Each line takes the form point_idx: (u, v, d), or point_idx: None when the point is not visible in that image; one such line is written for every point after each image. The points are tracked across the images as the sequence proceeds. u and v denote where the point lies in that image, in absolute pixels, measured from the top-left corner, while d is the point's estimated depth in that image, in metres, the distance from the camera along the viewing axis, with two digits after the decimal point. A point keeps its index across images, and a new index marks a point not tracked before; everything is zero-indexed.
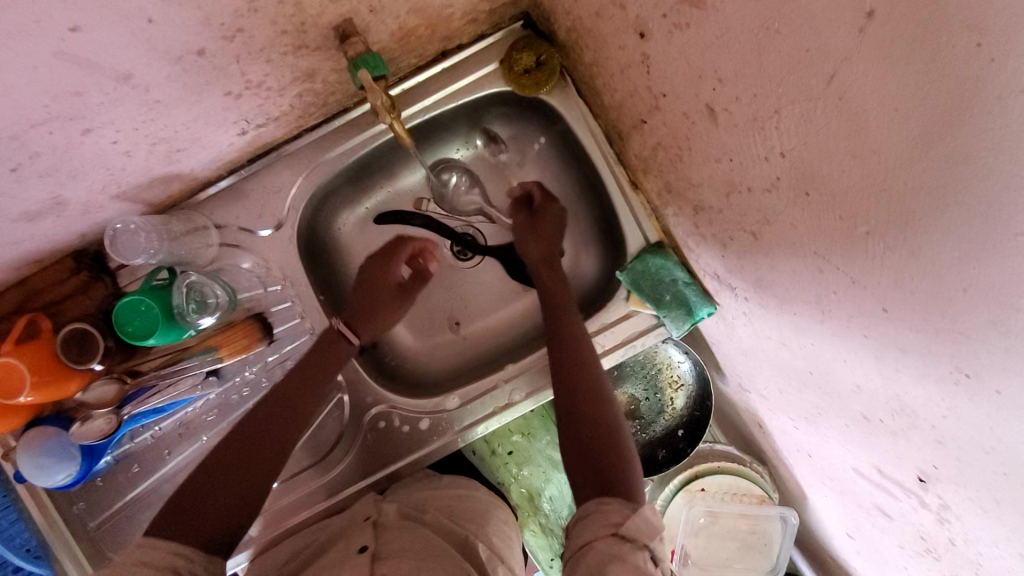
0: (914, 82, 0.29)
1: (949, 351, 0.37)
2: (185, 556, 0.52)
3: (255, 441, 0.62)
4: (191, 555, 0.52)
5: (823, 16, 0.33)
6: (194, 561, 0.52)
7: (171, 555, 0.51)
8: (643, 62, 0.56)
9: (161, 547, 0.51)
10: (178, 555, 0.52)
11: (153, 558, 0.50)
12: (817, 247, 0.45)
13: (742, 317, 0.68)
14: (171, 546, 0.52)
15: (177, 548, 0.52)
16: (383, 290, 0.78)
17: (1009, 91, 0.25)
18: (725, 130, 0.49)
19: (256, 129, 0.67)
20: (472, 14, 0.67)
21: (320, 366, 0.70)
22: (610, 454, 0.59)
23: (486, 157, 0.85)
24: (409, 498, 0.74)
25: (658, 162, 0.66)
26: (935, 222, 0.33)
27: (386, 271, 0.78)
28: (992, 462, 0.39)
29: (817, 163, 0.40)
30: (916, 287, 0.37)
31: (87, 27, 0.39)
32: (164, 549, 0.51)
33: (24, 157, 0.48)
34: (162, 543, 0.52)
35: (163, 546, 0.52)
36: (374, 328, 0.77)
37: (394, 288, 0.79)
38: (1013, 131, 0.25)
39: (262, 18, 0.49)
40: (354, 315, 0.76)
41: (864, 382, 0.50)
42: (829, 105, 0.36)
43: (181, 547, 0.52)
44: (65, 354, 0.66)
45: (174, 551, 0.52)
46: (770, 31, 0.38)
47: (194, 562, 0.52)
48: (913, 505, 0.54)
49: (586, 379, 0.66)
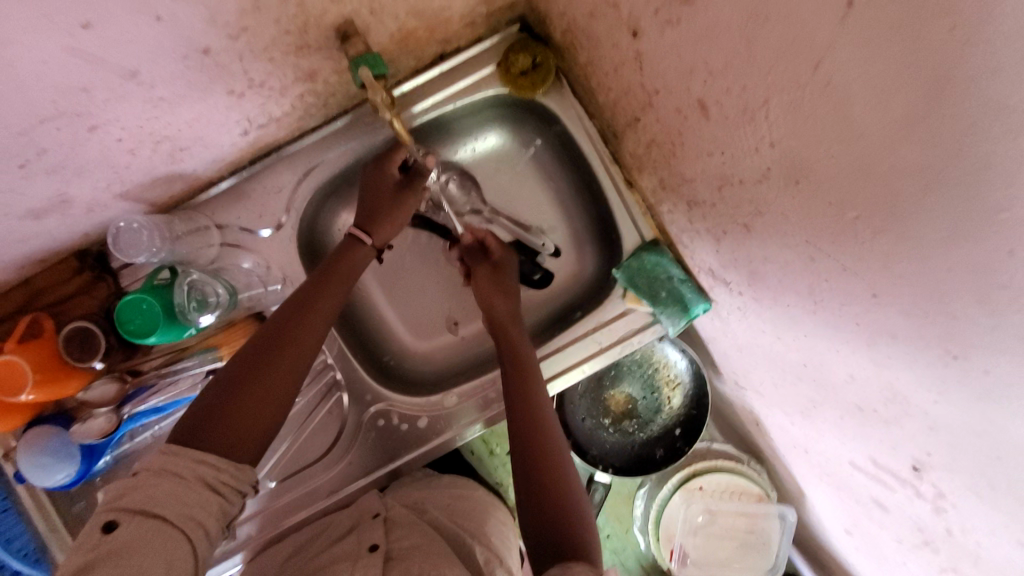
0: (896, 66, 0.30)
1: (938, 334, 0.38)
2: (212, 468, 0.52)
3: (270, 363, 0.59)
4: (217, 465, 0.52)
5: (808, 7, 0.34)
6: (220, 469, 0.52)
7: (198, 466, 0.51)
8: (637, 60, 0.58)
9: (184, 456, 0.51)
10: (202, 465, 0.51)
11: (175, 468, 0.50)
12: (807, 236, 0.46)
13: (737, 312, 0.69)
14: (195, 456, 0.51)
15: (199, 457, 0.51)
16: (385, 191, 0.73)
17: (984, 70, 0.26)
18: (717, 123, 0.50)
19: (258, 129, 0.68)
20: (470, 16, 0.69)
21: (332, 285, 0.67)
22: (564, 519, 0.57)
23: (482, 158, 0.87)
24: (406, 496, 0.77)
25: (653, 159, 0.67)
26: (919, 203, 0.34)
27: (382, 172, 0.72)
28: (984, 446, 0.39)
29: (806, 151, 0.41)
30: (905, 270, 0.38)
31: (97, 23, 0.41)
32: (186, 457, 0.51)
33: (32, 153, 0.49)
34: (183, 450, 0.51)
35: (186, 455, 0.51)
36: (387, 231, 0.73)
37: (393, 185, 0.73)
38: (989, 108, 0.27)
39: (266, 18, 0.50)
40: (360, 218, 0.71)
41: (857, 372, 0.50)
42: (816, 93, 0.37)
43: (203, 458, 0.52)
44: (67, 351, 0.67)
45: (198, 461, 0.51)
46: (758, 23, 0.39)
47: (221, 472, 0.52)
48: (909, 495, 0.54)
49: (541, 438, 0.64)
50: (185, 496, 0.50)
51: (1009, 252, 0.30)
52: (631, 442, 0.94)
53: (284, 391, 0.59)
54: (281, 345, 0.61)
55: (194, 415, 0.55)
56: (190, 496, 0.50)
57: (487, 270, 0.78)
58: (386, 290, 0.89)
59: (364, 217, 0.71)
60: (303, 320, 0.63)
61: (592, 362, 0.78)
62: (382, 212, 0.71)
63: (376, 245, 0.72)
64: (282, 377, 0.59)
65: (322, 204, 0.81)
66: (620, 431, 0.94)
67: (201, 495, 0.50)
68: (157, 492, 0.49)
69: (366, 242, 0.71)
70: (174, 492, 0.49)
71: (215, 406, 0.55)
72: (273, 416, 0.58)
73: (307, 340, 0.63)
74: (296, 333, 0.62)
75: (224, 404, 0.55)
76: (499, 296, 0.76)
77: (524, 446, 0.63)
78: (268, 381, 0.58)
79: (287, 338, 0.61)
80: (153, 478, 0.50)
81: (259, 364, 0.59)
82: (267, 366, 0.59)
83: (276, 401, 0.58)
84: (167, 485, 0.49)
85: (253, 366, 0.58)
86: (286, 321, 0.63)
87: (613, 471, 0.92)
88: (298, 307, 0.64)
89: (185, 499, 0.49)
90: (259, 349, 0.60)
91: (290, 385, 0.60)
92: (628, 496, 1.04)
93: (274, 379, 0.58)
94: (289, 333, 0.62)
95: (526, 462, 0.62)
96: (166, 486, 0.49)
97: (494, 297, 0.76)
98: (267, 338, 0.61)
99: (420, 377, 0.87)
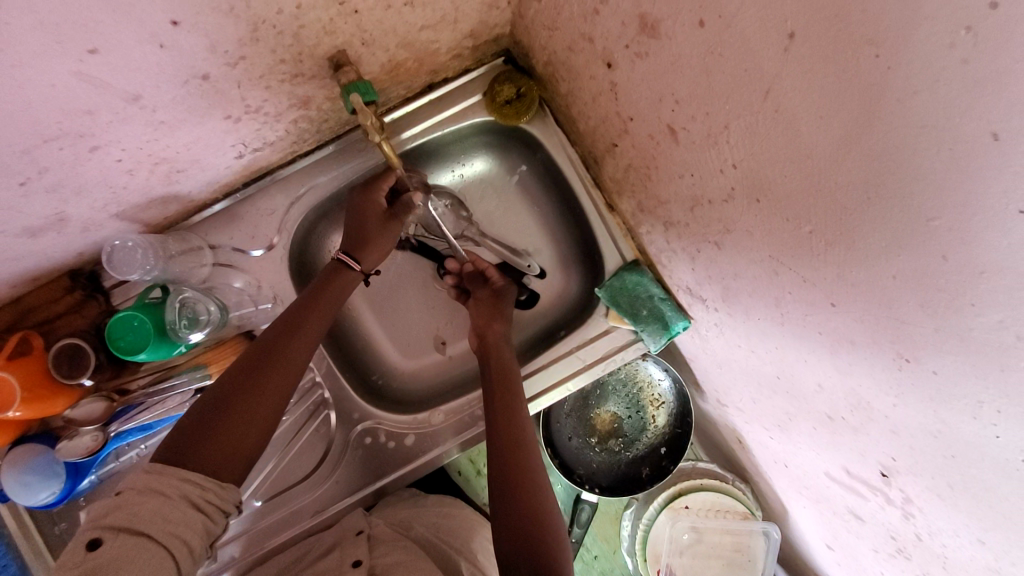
0: (832, 91, 0.34)
1: (890, 339, 0.40)
2: (197, 486, 0.52)
3: (259, 384, 0.60)
4: (201, 484, 0.52)
5: (756, 40, 0.38)
6: (205, 488, 0.53)
7: (182, 484, 0.51)
8: (612, 89, 0.62)
9: (169, 475, 0.51)
10: (187, 483, 0.52)
11: (160, 487, 0.50)
12: (771, 251, 0.49)
13: (715, 328, 0.71)
14: (180, 474, 0.52)
15: (184, 476, 0.52)
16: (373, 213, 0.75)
17: (906, 93, 0.30)
18: (685, 147, 0.54)
19: (252, 153, 0.71)
20: (457, 50, 0.73)
21: (321, 305, 0.69)
22: (545, 536, 0.58)
23: (471, 184, 0.90)
24: (393, 515, 0.79)
25: (630, 182, 0.71)
26: (863, 215, 0.37)
27: (371, 199, 0.75)
28: (941, 446, 0.42)
29: (763, 170, 0.44)
30: (856, 279, 0.40)
31: (104, 50, 0.44)
32: (172, 476, 0.51)
33: (34, 172, 0.51)
34: (168, 470, 0.52)
35: (171, 473, 0.51)
36: (374, 257, 0.75)
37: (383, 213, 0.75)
38: (913, 126, 0.30)
39: (263, 47, 0.54)
40: (349, 243, 0.74)
41: (824, 382, 0.53)
42: (767, 117, 0.41)
43: (187, 476, 0.52)
44: (56, 369, 0.68)
45: (182, 479, 0.52)
46: (714, 56, 0.43)
47: (206, 491, 0.52)
48: (880, 503, 0.55)
49: (521, 458, 0.64)
50: (170, 513, 0.49)
51: (943, 257, 0.33)
52: (617, 462, 0.94)
53: (270, 411, 0.60)
54: (270, 365, 0.62)
55: (182, 432, 0.56)
56: (176, 515, 0.49)
57: (488, 295, 0.82)
58: (374, 311, 0.91)
59: (353, 242, 0.74)
60: (290, 342, 0.65)
61: (576, 379, 0.80)
62: (371, 237, 0.74)
63: (365, 270, 0.75)
64: (270, 398, 0.60)
65: (313, 227, 0.84)
66: (607, 450, 0.94)
67: (186, 514, 0.50)
68: (142, 510, 0.48)
69: (356, 268, 0.73)
70: (159, 510, 0.49)
71: (202, 423, 0.56)
72: (259, 434, 0.59)
73: (296, 363, 0.64)
74: (285, 353, 0.64)
75: (212, 423, 0.56)
76: (496, 320, 0.80)
77: (499, 464, 0.64)
78: (255, 402, 0.59)
79: (275, 359, 0.63)
80: (137, 496, 0.49)
81: (248, 385, 0.60)
82: (256, 386, 0.60)
83: (262, 423, 0.59)
84: (152, 504, 0.49)
85: (242, 386, 0.60)
86: (276, 341, 0.65)
87: (599, 490, 0.93)
88: (287, 328, 0.66)
89: (171, 518, 0.49)
90: (247, 368, 0.61)
91: (278, 406, 0.61)
92: (614, 516, 1.04)
93: (263, 400, 0.60)
94: (277, 353, 0.63)
95: (501, 479, 0.63)
96: (151, 504, 0.49)
97: (491, 323, 0.79)
98: (254, 359, 0.62)
99: (408, 397, 0.88)
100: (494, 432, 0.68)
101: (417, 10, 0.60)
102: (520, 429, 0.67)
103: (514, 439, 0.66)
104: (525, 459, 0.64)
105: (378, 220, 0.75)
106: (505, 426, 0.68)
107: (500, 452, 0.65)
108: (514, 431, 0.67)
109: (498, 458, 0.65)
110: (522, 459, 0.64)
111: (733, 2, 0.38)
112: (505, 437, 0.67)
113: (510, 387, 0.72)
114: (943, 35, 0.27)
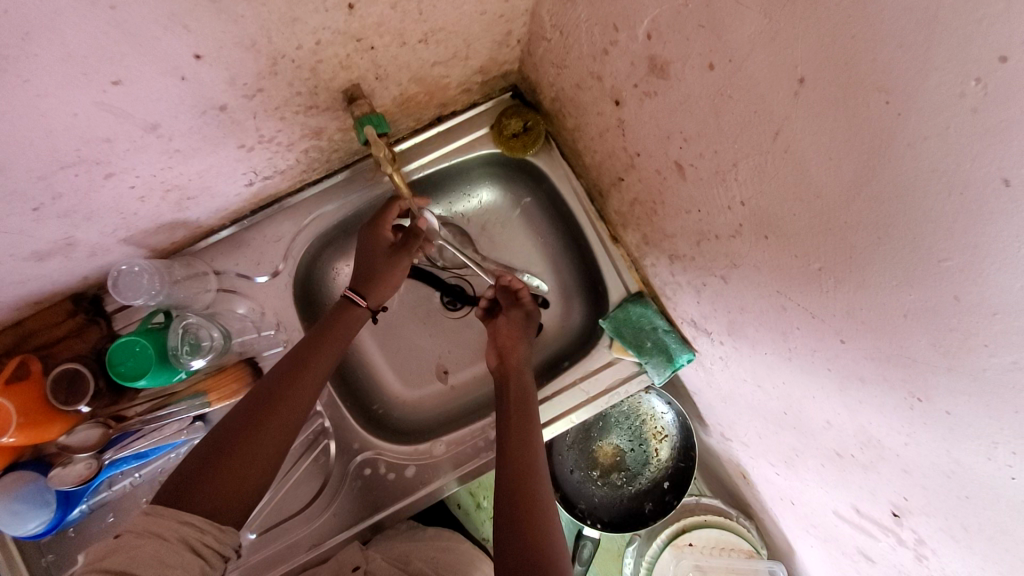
0: (843, 135, 0.35)
1: (901, 378, 0.40)
2: (196, 528, 0.50)
3: (263, 420, 0.60)
4: (201, 527, 0.51)
5: (765, 84, 0.39)
6: (204, 531, 0.51)
7: (181, 526, 0.50)
8: (619, 125, 0.63)
9: (168, 517, 0.50)
10: (186, 526, 0.50)
11: (159, 529, 0.49)
12: (779, 287, 0.50)
13: (719, 361, 0.71)
14: (179, 517, 0.50)
15: (184, 518, 0.50)
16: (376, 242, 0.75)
17: (916, 138, 0.30)
18: (693, 183, 0.55)
19: (262, 181, 0.72)
20: (466, 84, 0.75)
21: (332, 338, 0.69)
22: None
23: (475, 216, 0.91)
24: (391, 549, 0.76)
25: (636, 216, 0.72)
26: (873, 254, 0.37)
27: (377, 236, 0.74)
28: (955, 486, 0.42)
29: (772, 209, 0.45)
30: (866, 316, 0.41)
31: (127, 81, 0.44)
32: (171, 518, 0.50)
33: (48, 198, 0.51)
34: (168, 512, 0.50)
35: (170, 516, 0.50)
36: (382, 292, 0.75)
37: (388, 249, 0.75)
38: (924, 170, 0.31)
39: (280, 80, 0.55)
40: (356, 279, 0.74)
41: (833, 418, 0.52)
42: (777, 157, 0.42)
43: (187, 518, 0.50)
44: (54, 396, 0.66)
45: (182, 522, 0.50)
46: (723, 97, 0.44)
47: (205, 534, 0.51)
48: (891, 543, 0.54)
49: (526, 494, 0.63)
50: (167, 557, 0.47)
51: (955, 298, 0.33)
52: (620, 496, 0.93)
53: (273, 446, 0.59)
54: (275, 398, 0.62)
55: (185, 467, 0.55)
56: (174, 558, 0.48)
57: (519, 315, 0.82)
58: (377, 339, 0.90)
59: (359, 273, 0.74)
60: (295, 376, 0.64)
61: (580, 411, 0.79)
62: (378, 274, 0.74)
63: (370, 306, 0.75)
64: (273, 433, 0.60)
65: (318, 254, 0.84)
66: (609, 484, 0.93)
67: (184, 557, 0.48)
68: (140, 555, 0.47)
69: (361, 304, 0.73)
70: (157, 555, 0.47)
71: (205, 462, 0.55)
72: (262, 469, 0.58)
73: (302, 398, 0.64)
74: (291, 387, 0.63)
75: (214, 460, 0.56)
76: (522, 343, 0.79)
77: (506, 499, 0.62)
78: (258, 436, 0.58)
79: (280, 395, 0.62)
80: (136, 539, 0.48)
81: (251, 420, 0.59)
82: (260, 421, 0.60)
83: (265, 456, 0.58)
84: (150, 547, 0.47)
85: (245, 421, 0.59)
86: (284, 376, 0.64)
87: (601, 526, 0.91)
88: (293, 363, 0.66)
89: (169, 562, 0.47)
90: (252, 404, 0.61)
91: (281, 440, 0.60)
92: (616, 552, 1.02)
93: (265, 435, 0.59)
94: (283, 390, 0.63)
95: (506, 519, 0.61)
96: (150, 547, 0.47)
97: (516, 345, 0.79)
98: (258, 395, 0.62)
99: (409, 427, 0.87)
100: (504, 465, 0.66)
101: (431, 47, 0.62)
102: (530, 462, 0.66)
103: (523, 472, 0.64)
104: (531, 494, 0.62)
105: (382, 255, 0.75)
106: (513, 459, 0.66)
107: (507, 485, 0.64)
108: (522, 462, 0.66)
109: (506, 490, 0.63)
110: (529, 494, 0.62)
111: (743, 46, 0.39)
112: (514, 469, 0.65)
113: (524, 420, 0.71)
114: (953, 84, 0.28)
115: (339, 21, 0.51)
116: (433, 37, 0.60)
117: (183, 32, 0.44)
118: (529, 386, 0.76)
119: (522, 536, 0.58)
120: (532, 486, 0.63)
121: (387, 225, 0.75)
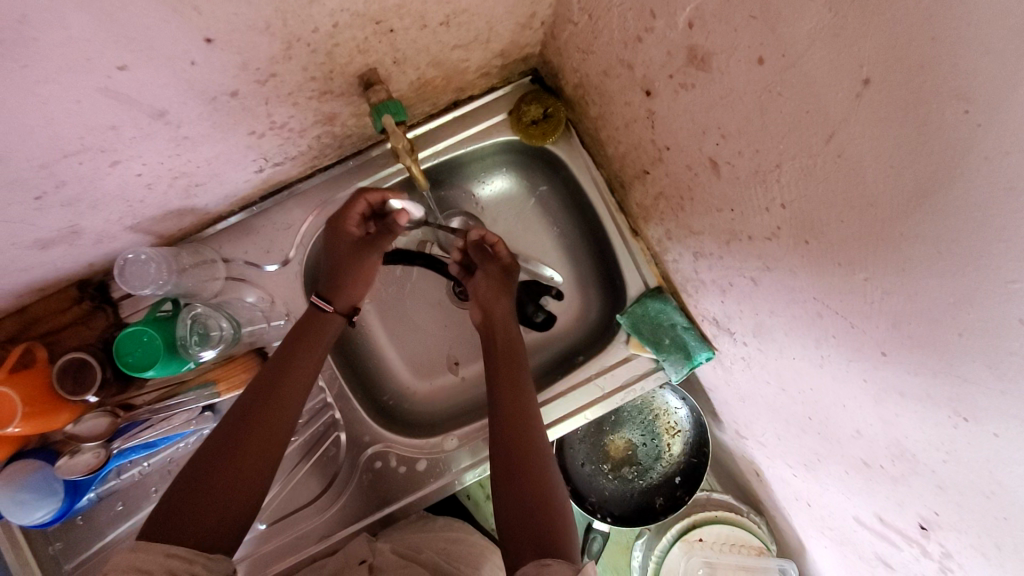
0: (907, 143, 0.32)
1: (948, 397, 0.38)
2: (183, 560, 0.49)
3: (252, 430, 0.60)
4: (187, 558, 0.49)
5: (822, 82, 0.36)
6: (192, 562, 0.49)
7: (167, 558, 0.48)
8: (648, 117, 0.60)
9: (153, 552, 0.48)
10: (172, 558, 0.48)
11: (144, 564, 0.47)
12: (816, 294, 0.47)
13: (741, 362, 0.69)
14: (165, 550, 0.49)
15: (169, 551, 0.49)
16: (343, 248, 0.71)
17: (996, 152, 0.28)
18: (728, 182, 0.52)
19: (272, 168, 0.69)
20: (486, 67, 0.71)
21: (315, 339, 0.69)
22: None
23: (489, 204, 0.88)
24: (402, 541, 0.73)
25: (660, 210, 0.69)
26: (929, 269, 0.35)
27: (340, 232, 0.71)
28: (992, 506, 0.40)
29: (816, 213, 0.43)
30: (914, 330, 0.39)
31: (133, 66, 0.42)
32: (157, 552, 0.48)
33: (51, 186, 0.49)
34: (153, 546, 0.49)
35: (155, 550, 0.48)
36: (352, 295, 0.73)
37: (355, 244, 0.72)
38: (1000, 186, 0.28)
39: (294, 65, 0.52)
40: (327, 284, 0.72)
41: (864, 428, 0.51)
42: (828, 161, 0.39)
43: (173, 550, 0.49)
44: (60, 384, 0.64)
45: (168, 554, 0.48)
46: (771, 94, 0.41)
47: (193, 564, 0.49)
48: (914, 554, 0.52)
49: (538, 486, 0.60)
50: None
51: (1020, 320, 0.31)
52: (630, 490, 0.92)
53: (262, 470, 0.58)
54: (265, 404, 0.62)
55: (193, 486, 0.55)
56: None
57: (496, 271, 0.78)
58: (388, 330, 0.89)
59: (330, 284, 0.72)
60: (281, 382, 0.64)
61: (594, 408, 0.78)
62: (343, 277, 0.72)
63: (342, 310, 0.73)
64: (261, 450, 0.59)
65: None
66: (620, 478, 0.92)
67: None
68: None
69: (329, 309, 0.71)
70: None
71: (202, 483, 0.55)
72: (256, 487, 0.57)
73: (291, 402, 0.63)
74: (281, 390, 0.63)
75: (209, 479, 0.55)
76: (502, 298, 0.77)
77: (510, 490, 0.60)
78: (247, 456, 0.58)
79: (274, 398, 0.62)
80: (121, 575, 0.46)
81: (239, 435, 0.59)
82: (248, 433, 0.59)
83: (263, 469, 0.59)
84: None
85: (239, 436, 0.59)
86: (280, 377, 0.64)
87: (612, 519, 0.90)
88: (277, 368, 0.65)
89: None
90: (244, 415, 0.60)
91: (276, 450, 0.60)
92: (625, 545, 1.03)
93: (255, 448, 0.59)
94: (275, 391, 0.63)
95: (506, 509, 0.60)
96: None
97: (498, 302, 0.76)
98: (247, 404, 0.61)
99: (418, 417, 0.86)
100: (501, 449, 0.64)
101: (452, 30, 0.58)
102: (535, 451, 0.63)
103: (527, 462, 0.62)
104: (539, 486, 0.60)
105: (351, 258, 0.72)
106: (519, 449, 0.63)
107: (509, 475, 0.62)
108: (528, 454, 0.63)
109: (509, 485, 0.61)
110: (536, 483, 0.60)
111: (800, 41, 0.36)
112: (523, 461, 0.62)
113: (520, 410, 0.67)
114: None
115: (358, 3, 0.48)
116: (455, 20, 0.57)
117: (193, 15, 0.41)
118: (518, 353, 0.73)
119: (534, 518, 0.57)
120: (544, 478, 0.61)
121: (352, 221, 0.71)
